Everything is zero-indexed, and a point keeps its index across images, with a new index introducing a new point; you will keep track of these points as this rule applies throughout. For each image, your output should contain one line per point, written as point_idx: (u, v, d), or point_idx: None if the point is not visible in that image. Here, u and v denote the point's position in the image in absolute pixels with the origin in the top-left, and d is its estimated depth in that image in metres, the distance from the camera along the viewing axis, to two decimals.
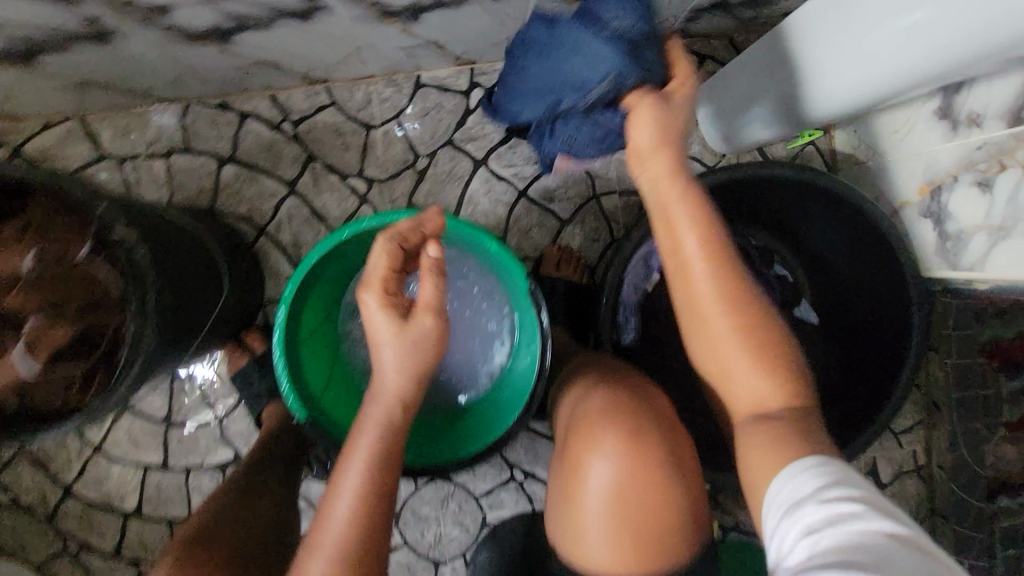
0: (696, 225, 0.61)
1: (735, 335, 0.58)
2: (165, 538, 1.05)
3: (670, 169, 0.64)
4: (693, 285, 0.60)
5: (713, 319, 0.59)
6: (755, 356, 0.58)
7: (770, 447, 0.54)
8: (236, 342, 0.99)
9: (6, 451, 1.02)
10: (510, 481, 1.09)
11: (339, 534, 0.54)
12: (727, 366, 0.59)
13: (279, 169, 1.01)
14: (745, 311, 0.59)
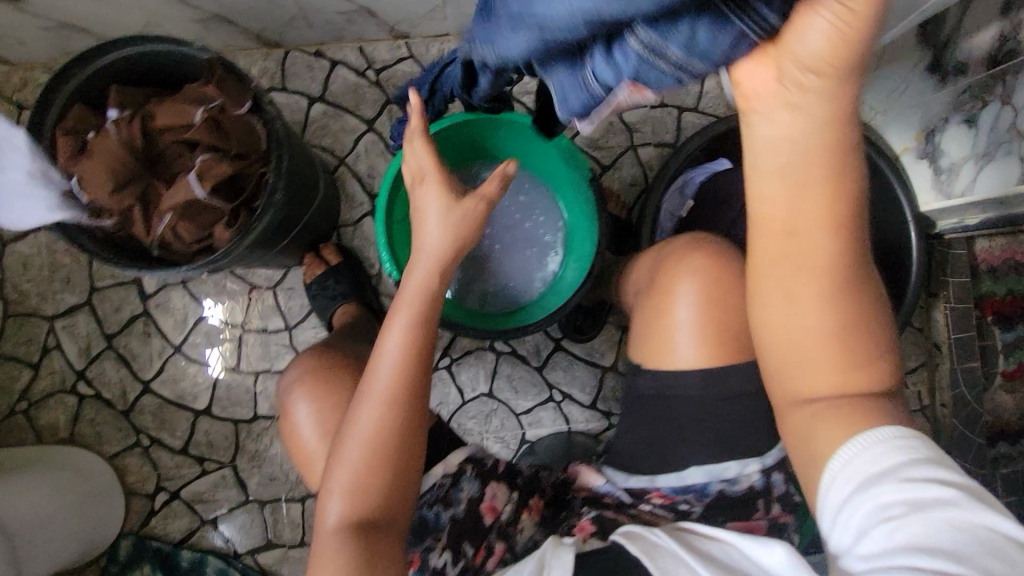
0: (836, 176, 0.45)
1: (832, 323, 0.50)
2: (230, 438, 1.13)
3: (845, 101, 0.43)
4: (808, 259, 0.48)
5: (817, 315, 0.50)
6: (842, 350, 0.51)
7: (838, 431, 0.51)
8: (313, 255, 1.11)
9: (95, 347, 1.12)
10: (549, 401, 1.19)
11: (383, 391, 0.60)
12: (809, 353, 0.52)
13: (361, 109, 1.16)
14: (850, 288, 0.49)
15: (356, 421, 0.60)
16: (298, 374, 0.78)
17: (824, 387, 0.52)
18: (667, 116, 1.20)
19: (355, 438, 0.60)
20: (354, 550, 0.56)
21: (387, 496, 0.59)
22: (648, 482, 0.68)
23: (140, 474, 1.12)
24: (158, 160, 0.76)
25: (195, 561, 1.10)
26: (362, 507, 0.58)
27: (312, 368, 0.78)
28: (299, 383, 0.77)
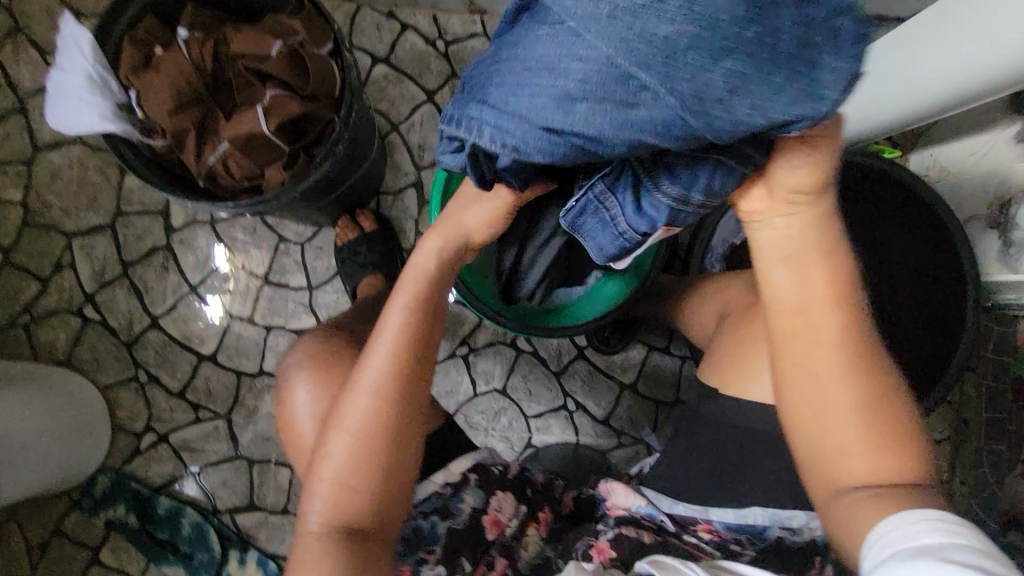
0: (835, 262, 0.52)
1: (852, 388, 0.52)
2: (230, 389, 1.09)
3: (825, 212, 0.52)
4: (814, 336, 0.53)
5: (831, 388, 0.52)
6: (866, 419, 0.52)
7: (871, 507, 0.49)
8: (348, 217, 1.07)
9: (109, 272, 1.08)
10: (561, 409, 1.14)
11: (374, 380, 0.56)
12: (831, 425, 0.53)
13: (423, 79, 1.13)
14: (863, 357, 0.52)
15: (343, 412, 0.56)
16: (300, 355, 0.73)
17: (840, 462, 0.53)
18: None
19: (343, 429, 0.55)
20: (334, 552, 0.52)
21: (372, 495, 0.55)
22: (700, 512, 0.65)
23: (131, 411, 1.08)
24: (224, 89, 0.74)
25: (171, 510, 1.05)
26: (344, 503, 0.54)
27: (314, 350, 0.72)
28: (299, 365, 0.71)
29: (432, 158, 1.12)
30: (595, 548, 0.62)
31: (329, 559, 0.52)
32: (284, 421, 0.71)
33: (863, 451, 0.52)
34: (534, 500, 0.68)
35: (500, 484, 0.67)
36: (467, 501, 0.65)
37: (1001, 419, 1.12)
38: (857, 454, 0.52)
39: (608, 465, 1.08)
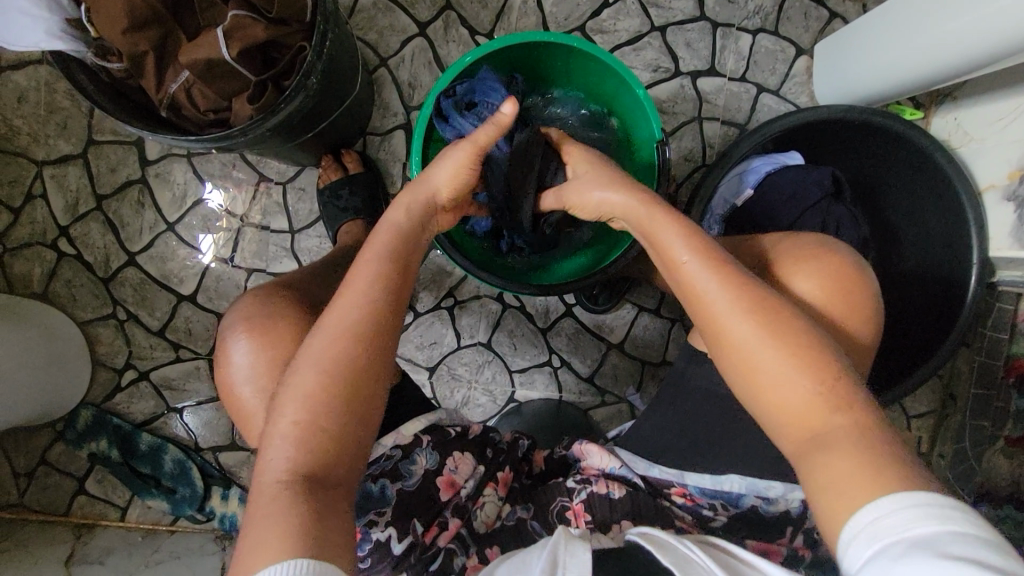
0: (683, 230, 0.58)
1: (760, 331, 0.50)
2: (211, 331, 1.07)
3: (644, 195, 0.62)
4: (744, 298, 0.52)
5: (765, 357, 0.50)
6: (797, 358, 0.49)
7: (844, 463, 0.45)
8: (333, 158, 1.02)
9: (83, 205, 1.04)
10: (546, 365, 1.13)
11: (350, 306, 0.53)
12: (766, 383, 0.50)
13: (415, 9, 1.04)
14: (762, 304, 0.51)
15: (312, 341, 0.52)
16: (243, 311, 0.65)
17: (803, 412, 0.48)
18: (744, 92, 1.09)
19: (310, 357, 0.51)
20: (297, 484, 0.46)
21: (339, 427, 0.49)
22: (676, 477, 0.65)
23: (111, 347, 1.06)
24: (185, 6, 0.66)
25: (153, 446, 1.06)
26: (309, 435, 0.48)
27: (260, 305, 0.64)
28: (240, 321, 0.63)
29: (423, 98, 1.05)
30: (570, 510, 0.62)
31: (289, 491, 0.45)
32: (224, 385, 0.62)
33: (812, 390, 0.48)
34: (493, 460, 0.66)
35: (455, 444, 0.65)
36: (420, 462, 0.62)
37: (989, 396, 1.10)
38: (799, 390, 0.48)
39: (588, 424, 1.07)
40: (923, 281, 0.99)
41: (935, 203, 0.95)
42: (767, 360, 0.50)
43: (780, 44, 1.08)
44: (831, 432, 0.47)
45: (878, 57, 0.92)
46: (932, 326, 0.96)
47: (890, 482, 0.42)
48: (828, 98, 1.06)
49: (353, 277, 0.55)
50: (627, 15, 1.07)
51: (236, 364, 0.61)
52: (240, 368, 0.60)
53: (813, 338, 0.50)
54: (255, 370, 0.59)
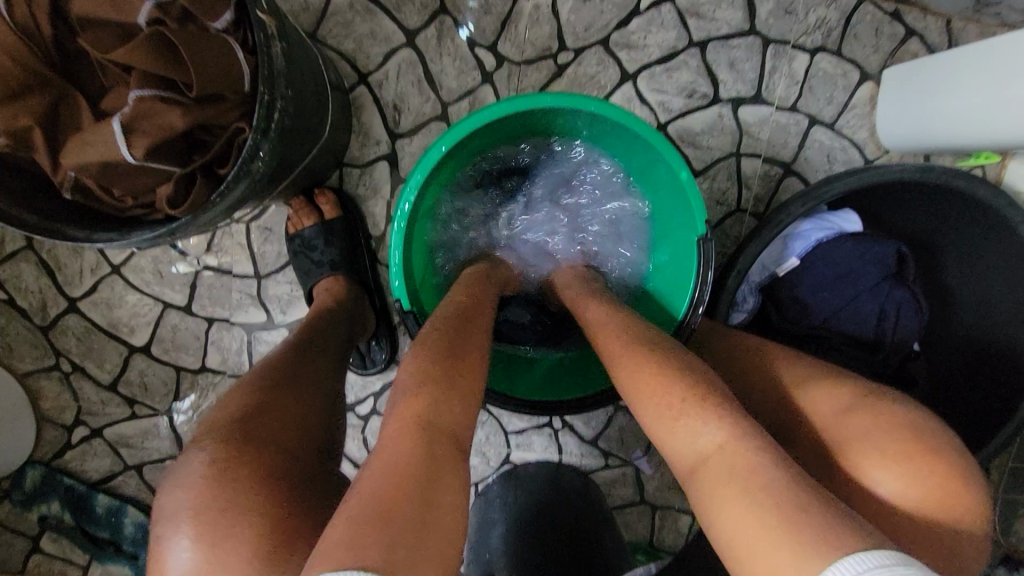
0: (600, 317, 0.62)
1: (697, 416, 0.48)
2: (169, 385, 0.95)
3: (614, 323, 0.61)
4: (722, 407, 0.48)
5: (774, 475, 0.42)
6: (725, 425, 0.46)
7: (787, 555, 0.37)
8: (304, 198, 0.86)
9: (10, 243, 0.89)
10: (546, 426, 1.02)
11: (443, 332, 0.55)
12: (694, 463, 0.46)
13: (402, 12, 0.85)
14: (693, 384, 0.50)
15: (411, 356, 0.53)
16: (186, 493, 0.46)
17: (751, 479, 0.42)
18: (793, 125, 0.92)
19: (410, 369, 0.51)
20: (398, 457, 0.42)
21: (445, 420, 0.47)
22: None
23: (57, 402, 0.94)
24: (84, 69, 0.52)
25: (111, 509, 0.96)
26: (419, 412, 0.46)
27: (210, 488, 0.46)
28: (186, 511, 0.45)
29: (411, 125, 0.87)
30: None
31: (398, 470, 0.41)
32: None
33: (746, 458, 0.44)
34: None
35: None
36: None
37: None
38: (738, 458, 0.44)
39: (592, 495, 0.97)
40: (973, 367, 0.87)
41: (1011, 287, 0.81)
42: (688, 428, 0.48)
43: (841, 67, 0.90)
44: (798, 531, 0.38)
45: (979, 104, 0.73)
46: (984, 417, 0.84)
47: (822, 537, 0.37)
48: (890, 138, 0.90)
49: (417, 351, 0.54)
50: (661, 26, 0.88)
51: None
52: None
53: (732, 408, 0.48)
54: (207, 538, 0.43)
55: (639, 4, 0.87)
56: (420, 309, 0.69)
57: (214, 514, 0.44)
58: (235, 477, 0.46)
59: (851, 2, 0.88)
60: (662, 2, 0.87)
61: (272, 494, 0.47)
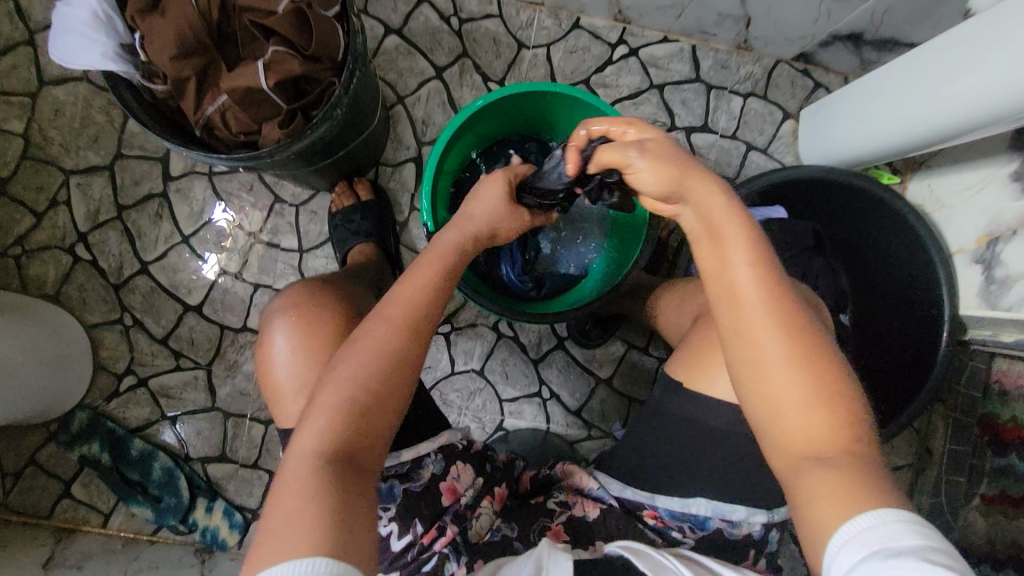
0: (742, 229, 0.57)
1: (789, 353, 0.53)
2: (213, 342, 1.10)
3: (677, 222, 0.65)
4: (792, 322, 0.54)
5: (784, 369, 0.53)
6: (813, 381, 0.53)
7: (831, 480, 0.49)
8: (347, 185, 1.08)
9: (104, 214, 1.09)
10: (535, 396, 1.16)
11: (402, 321, 0.56)
12: (770, 376, 0.54)
13: (434, 54, 1.13)
14: (802, 323, 0.54)
15: (352, 356, 0.54)
16: (287, 298, 0.67)
17: (810, 429, 0.52)
18: (734, 149, 1.17)
19: (344, 376, 0.52)
20: (329, 480, 0.47)
21: (374, 435, 0.52)
22: (647, 498, 0.70)
23: (114, 352, 1.09)
24: (228, 40, 0.73)
25: (144, 453, 1.08)
26: (349, 438, 0.50)
27: (305, 293, 0.67)
28: (285, 305, 0.66)
29: (435, 135, 1.13)
30: (549, 530, 0.68)
31: (331, 493, 0.46)
32: (262, 364, 0.64)
33: (810, 414, 0.52)
34: (493, 474, 0.72)
35: (462, 456, 0.70)
36: (426, 469, 0.67)
37: (963, 452, 1.12)
38: (801, 417, 0.53)
39: (573, 456, 1.10)
40: (895, 339, 1.04)
41: (917, 278, 1.01)
42: (780, 371, 0.53)
43: (768, 107, 1.18)
44: (832, 453, 0.51)
45: (871, 116, 0.97)
46: (906, 382, 1.01)
47: (852, 495, 0.48)
48: (811, 159, 1.15)
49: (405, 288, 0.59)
50: (629, 73, 1.16)
51: (277, 347, 0.63)
52: (282, 354, 0.63)
53: (841, 376, 0.53)
54: (292, 361, 0.62)
55: (612, 56, 1.16)
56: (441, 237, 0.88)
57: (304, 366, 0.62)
58: (323, 289, 0.69)
59: (771, 62, 1.17)
60: (628, 55, 1.16)
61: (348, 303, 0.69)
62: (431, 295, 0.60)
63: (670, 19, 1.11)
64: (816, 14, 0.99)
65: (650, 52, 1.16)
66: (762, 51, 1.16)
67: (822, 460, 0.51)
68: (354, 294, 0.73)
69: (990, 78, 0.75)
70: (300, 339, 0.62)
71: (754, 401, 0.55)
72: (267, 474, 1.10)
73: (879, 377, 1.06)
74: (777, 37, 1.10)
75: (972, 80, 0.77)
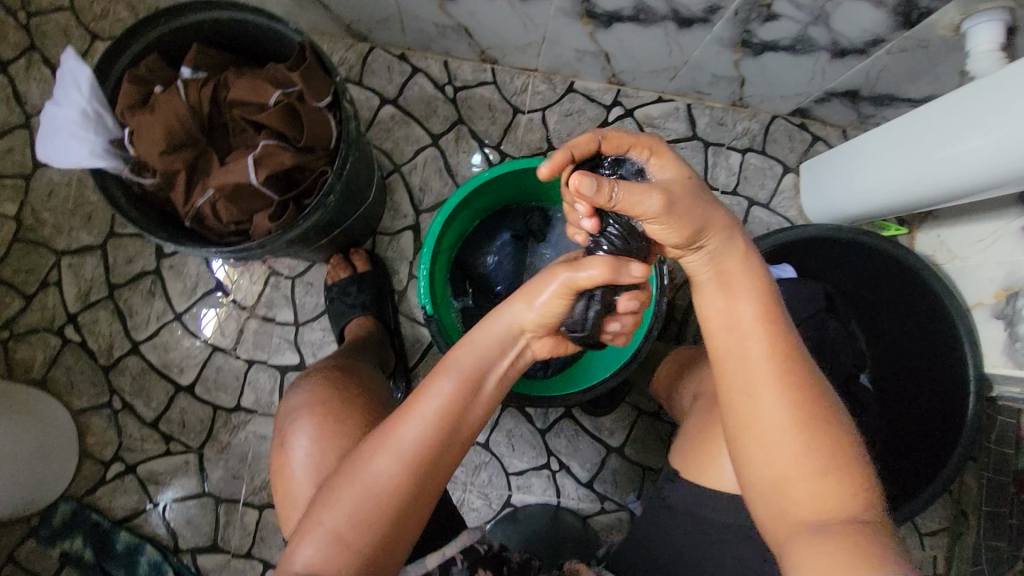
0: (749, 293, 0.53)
1: (797, 421, 0.50)
2: (205, 423, 1.06)
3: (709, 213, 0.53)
4: (790, 377, 0.51)
5: (786, 447, 0.50)
6: (822, 458, 0.49)
7: (836, 554, 0.46)
8: (344, 256, 1.06)
9: (95, 293, 1.07)
10: (544, 468, 1.10)
11: (396, 454, 0.51)
12: (777, 448, 0.50)
13: (429, 122, 1.13)
14: (808, 386, 0.51)
15: (345, 487, 0.52)
16: (307, 397, 0.72)
17: (812, 500, 0.49)
18: (736, 205, 1.16)
19: (337, 506, 0.52)
20: None
21: (365, 569, 0.51)
22: None
23: (101, 438, 1.05)
24: (220, 131, 0.74)
25: (130, 546, 1.02)
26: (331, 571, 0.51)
27: (322, 394, 0.71)
28: (306, 407, 0.70)
29: (432, 202, 1.11)
30: None
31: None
32: (279, 467, 0.68)
33: (812, 483, 0.49)
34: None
35: (484, 562, 0.65)
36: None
37: (1002, 514, 1.03)
38: (802, 481, 0.50)
39: (587, 533, 1.03)
40: (919, 396, 1.00)
41: (938, 339, 0.96)
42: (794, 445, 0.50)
43: (767, 163, 1.17)
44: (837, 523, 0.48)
45: (871, 172, 0.96)
46: (935, 444, 0.95)
47: (873, 569, 0.44)
48: (814, 214, 1.14)
49: (417, 409, 0.53)
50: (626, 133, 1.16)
51: (294, 452, 0.67)
52: (297, 456, 0.66)
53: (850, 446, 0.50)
54: (308, 463, 0.65)
55: (607, 117, 1.15)
56: (439, 318, 0.86)
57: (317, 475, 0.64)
58: (340, 382, 0.74)
59: (767, 117, 1.17)
60: (624, 116, 1.16)
61: (359, 402, 0.71)
62: (434, 416, 0.52)
63: (664, 81, 1.11)
64: (811, 74, 0.99)
65: (646, 112, 1.16)
66: (757, 107, 1.16)
67: (822, 529, 0.49)
68: (367, 387, 0.75)
69: (990, 148, 0.75)
70: (313, 443, 0.66)
71: (760, 484, 0.52)
72: (260, 564, 1.03)
73: (906, 436, 1.01)
74: (772, 96, 1.09)
75: (970, 148, 0.77)
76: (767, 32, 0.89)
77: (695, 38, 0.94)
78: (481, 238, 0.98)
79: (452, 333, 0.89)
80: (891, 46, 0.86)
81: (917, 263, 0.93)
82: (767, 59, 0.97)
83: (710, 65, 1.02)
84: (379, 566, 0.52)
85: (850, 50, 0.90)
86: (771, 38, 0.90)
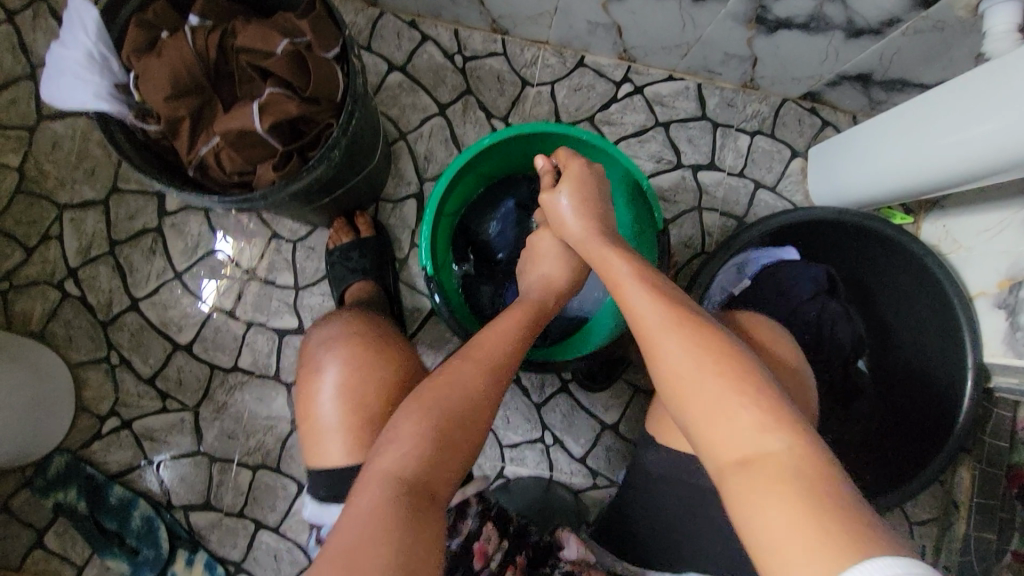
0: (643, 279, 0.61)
1: (713, 369, 0.50)
2: (202, 382, 1.06)
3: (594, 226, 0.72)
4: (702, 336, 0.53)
5: (715, 397, 0.49)
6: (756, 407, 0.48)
7: (775, 503, 0.42)
8: (346, 220, 1.05)
9: (95, 248, 1.07)
10: (538, 442, 1.10)
11: (474, 363, 0.60)
12: (706, 399, 0.49)
13: (437, 91, 1.13)
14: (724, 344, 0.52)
15: (425, 389, 0.58)
16: (344, 331, 0.77)
17: (749, 451, 0.46)
18: (742, 187, 1.15)
19: (419, 406, 0.57)
20: (405, 503, 0.50)
21: (452, 465, 0.54)
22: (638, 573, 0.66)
23: (98, 392, 1.05)
24: (226, 80, 0.73)
25: (124, 500, 1.03)
26: (421, 465, 0.53)
27: (358, 332, 0.76)
28: (340, 344, 0.74)
29: (437, 171, 1.11)
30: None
31: (407, 522, 0.48)
32: (309, 396, 0.71)
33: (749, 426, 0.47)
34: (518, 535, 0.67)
35: (494, 516, 0.67)
36: (467, 522, 0.65)
37: (992, 506, 1.03)
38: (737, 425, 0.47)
39: (578, 506, 1.03)
40: (917, 386, 1.00)
41: (946, 336, 0.94)
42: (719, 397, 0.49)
43: (776, 146, 1.16)
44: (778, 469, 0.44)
45: (878, 156, 0.95)
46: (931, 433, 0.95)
47: (813, 516, 0.40)
48: (820, 199, 1.13)
49: (486, 336, 0.64)
50: (634, 110, 1.15)
51: (329, 381, 0.71)
52: (332, 383, 0.70)
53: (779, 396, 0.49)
54: (346, 391, 0.69)
55: (617, 94, 1.14)
56: (440, 282, 0.86)
57: (360, 402, 0.68)
58: (376, 323, 0.79)
59: (777, 100, 1.16)
60: (633, 94, 1.15)
61: (398, 343, 0.77)
62: (511, 348, 0.64)
63: (675, 59, 1.10)
64: (824, 55, 0.98)
65: (656, 90, 1.15)
66: (768, 90, 1.15)
67: (754, 478, 0.45)
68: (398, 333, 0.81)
69: (998, 130, 0.74)
70: (351, 372, 0.70)
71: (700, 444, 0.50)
72: (252, 524, 1.03)
73: (901, 424, 1.01)
74: (784, 77, 1.08)
75: (979, 131, 0.76)
76: (781, 8, 0.88)
77: (709, 12, 0.93)
78: (484, 206, 0.97)
79: (453, 299, 0.89)
80: (907, 27, 0.85)
81: (921, 253, 0.92)
82: (780, 37, 0.96)
83: (723, 42, 1.01)
84: (463, 466, 0.55)
85: (865, 30, 0.89)
86: (785, 15, 0.89)
